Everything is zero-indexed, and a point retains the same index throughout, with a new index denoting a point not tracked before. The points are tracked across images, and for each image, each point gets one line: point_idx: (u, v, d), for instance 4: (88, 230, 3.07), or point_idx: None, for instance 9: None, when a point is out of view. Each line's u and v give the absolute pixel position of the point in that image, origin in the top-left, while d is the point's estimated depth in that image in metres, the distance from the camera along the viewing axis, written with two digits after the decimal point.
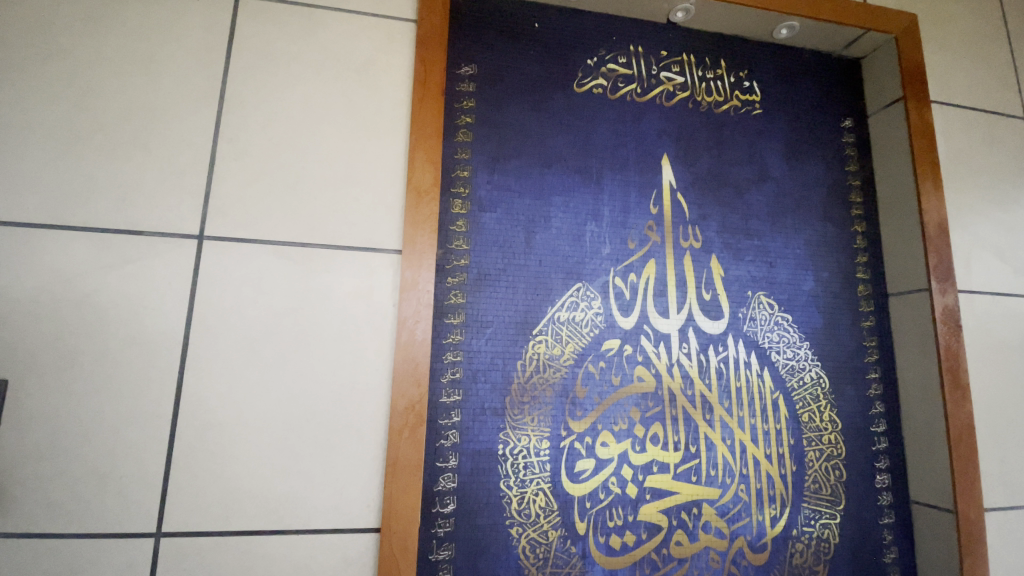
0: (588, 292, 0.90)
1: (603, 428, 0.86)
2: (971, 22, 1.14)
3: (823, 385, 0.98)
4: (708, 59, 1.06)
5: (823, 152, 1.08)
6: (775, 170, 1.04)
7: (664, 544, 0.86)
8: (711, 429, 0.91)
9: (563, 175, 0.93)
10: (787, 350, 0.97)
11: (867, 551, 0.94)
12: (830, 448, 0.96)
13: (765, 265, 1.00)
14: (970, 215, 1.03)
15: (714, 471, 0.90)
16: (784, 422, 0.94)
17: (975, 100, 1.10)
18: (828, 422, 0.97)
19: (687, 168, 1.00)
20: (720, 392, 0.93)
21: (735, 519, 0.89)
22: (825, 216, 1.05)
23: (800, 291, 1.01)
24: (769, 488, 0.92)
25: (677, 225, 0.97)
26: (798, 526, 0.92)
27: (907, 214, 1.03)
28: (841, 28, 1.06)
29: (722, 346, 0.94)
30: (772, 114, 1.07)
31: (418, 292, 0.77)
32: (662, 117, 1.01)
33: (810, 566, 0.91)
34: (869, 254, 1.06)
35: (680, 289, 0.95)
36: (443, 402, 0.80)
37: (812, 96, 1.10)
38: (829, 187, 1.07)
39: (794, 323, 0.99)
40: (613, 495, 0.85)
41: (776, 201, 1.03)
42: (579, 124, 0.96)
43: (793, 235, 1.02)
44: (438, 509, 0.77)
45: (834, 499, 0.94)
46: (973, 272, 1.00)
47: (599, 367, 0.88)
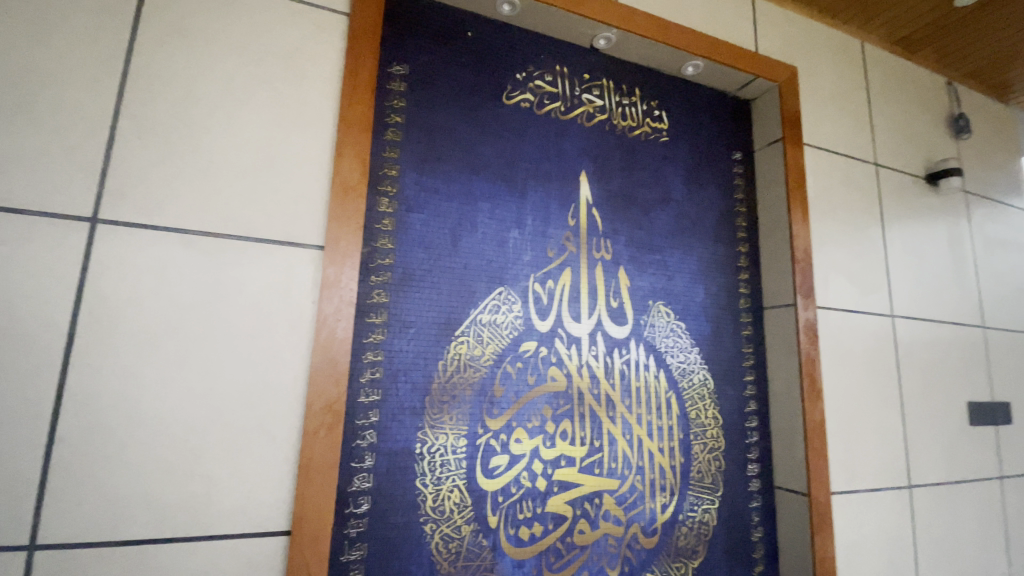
0: (510, 296, 0.94)
1: (517, 425, 0.91)
2: (836, 80, 1.35)
3: (709, 386, 1.11)
4: (625, 86, 1.15)
5: (717, 180, 1.22)
6: (677, 193, 1.16)
7: (568, 533, 0.92)
8: (614, 425, 0.99)
9: (489, 183, 0.96)
10: (680, 354, 1.09)
11: (738, 531, 1.08)
12: (712, 441, 1.09)
13: (665, 278, 1.11)
14: (828, 243, 1.22)
15: (615, 464, 0.98)
16: (676, 419, 1.06)
17: (836, 146, 1.30)
18: (711, 419, 1.10)
19: (603, 185, 1.08)
20: (623, 391, 1.01)
21: (631, 508, 0.98)
22: (716, 237, 1.19)
23: (693, 302, 1.13)
24: (661, 478, 1.02)
25: (592, 237, 1.04)
26: (684, 511, 1.03)
27: (781, 240, 1.19)
28: (736, 72, 1.21)
29: (626, 349, 1.03)
30: (677, 142, 1.19)
31: (340, 290, 0.76)
32: (583, 136, 1.08)
33: (692, 547, 1.02)
34: (750, 272, 1.22)
35: (592, 296, 1.02)
36: (361, 400, 0.79)
37: (710, 130, 1.24)
38: (721, 211, 1.21)
39: (687, 330, 1.11)
40: (524, 488, 0.90)
41: (677, 221, 1.15)
42: (506, 134, 1.00)
43: (690, 252, 1.15)
44: (352, 509, 0.76)
45: (714, 486, 1.07)
46: (828, 291, 1.19)
47: (516, 367, 0.93)
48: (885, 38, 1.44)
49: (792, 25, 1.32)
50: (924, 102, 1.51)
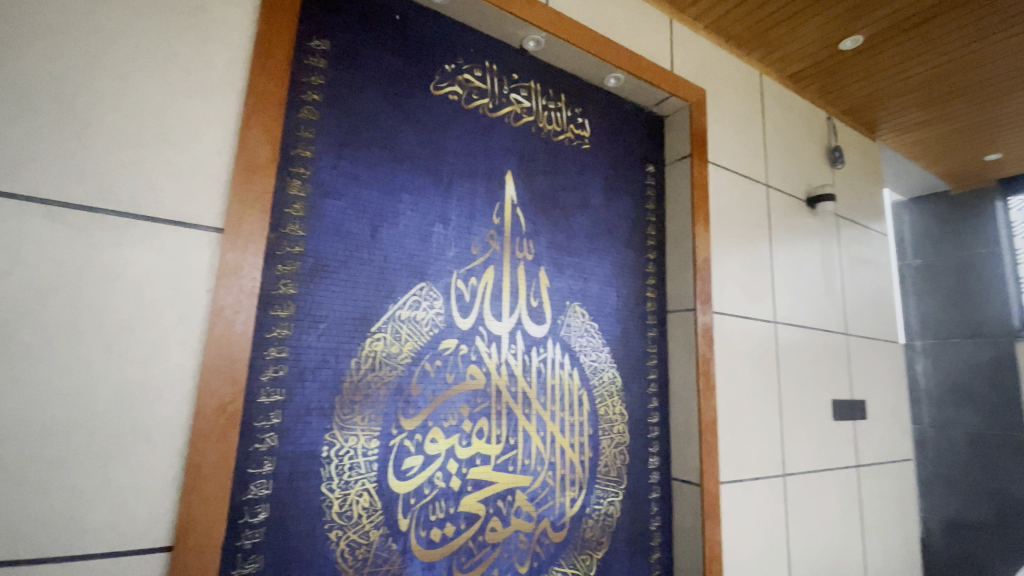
0: (431, 292, 0.92)
1: (433, 425, 0.89)
2: (738, 106, 1.48)
3: (617, 384, 1.16)
4: (551, 90, 1.17)
5: (632, 189, 1.29)
6: (596, 199, 1.21)
7: (480, 531, 0.92)
8: (529, 423, 1.01)
9: (413, 174, 0.93)
10: (593, 353, 1.13)
11: (638, 521, 1.15)
12: (618, 436, 1.14)
13: (582, 280, 1.15)
14: (725, 255, 1.33)
15: (528, 461, 0.99)
16: (587, 415, 1.09)
17: (735, 167, 1.43)
18: (619, 415, 1.15)
19: (527, 186, 1.09)
20: (539, 389, 1.03)
21: (542, 503, 1.00)
22: (629, 244, 1.25)
23: (606, 303, 1.18)
24: (571, 473, 1.05)
25: (515, 237, 1.05)
26: (591, 505, 1.07)
27: (685, 249, 1.28)
28: (653, 88, 1.28)
29: (544, 348, 1.05)
30: (597, 150, 1.24)
31: (241, 278, 0.69)
32: (510, 135, 1.08)
33: (597, 538, 1.07)
34: (657, 277, 1.30)
35: (513, 295, 1.03)
36: (261, 400, 0.73)
37: (628, 140, 1.31)
38: (634, 219, 1.28)
39: (600, 330, 1.16)
40: (437, 489, 0.88)
41: (595, 225, 1.19)
42: (432, 125, 0.97)
43: (605, 256, 1.20)
44: (247, 519, 0.70)
45: (619, 480, 1.13)
46: (723, 299, 1.30)
47: (434, 365, 0.90)
48: (779, 71, 1.60)
49: (704, 51, 1.42)
50: (807, 133, 1.70)
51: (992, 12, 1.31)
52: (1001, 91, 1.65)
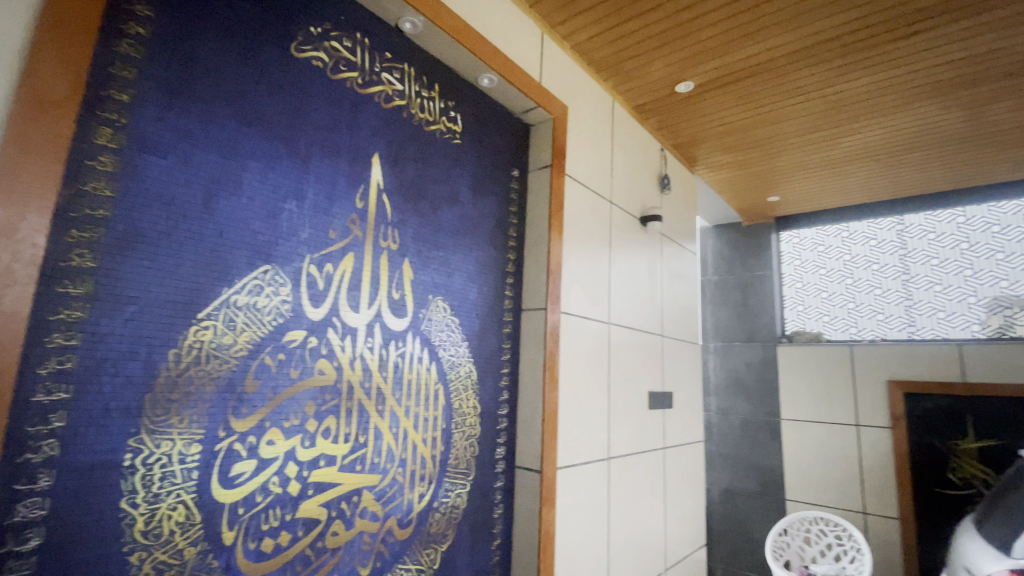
0: (277, 277, 0.82)
1: (271, 425, 0.80)
2: (593, 125, 1.63)
3: (472, 378, 1.19)
4: (425, 78, 1.14)
5: (497, 190, 1.32)
6: (463, 194, 1.21)
7: (319, 537, 0.85)
8: (381, 419, 0.97)
9: (263, 142, 0.82)
10: (451, 348, 1.14)
11: (483, 510, 1.19)
12: (470, 430, 1.17)
13: (445, 274, 1.14)
14: (574, 260, 1.45)
15: (377, 459, 0.96)
16: (441, 410, 1.09)
17: (588, 181, 1.56)
18: (472, 409, 1.18)
19: (394, 172, 1.04)
20: (394, 385, 1.00)
21: (389, 501, 0.97)
22: (491, 242, 1.29)
23: (467, 299, 1.20)
24: (421, 468, 1.04)
25: (379, 224, 1.00)
26: (439, 499, 1.07)
27: (542, 251, 1.36)
28: (521, 95, 1.33)
29: (402, 342, 1.02)
30: (467, 145, 1.24)
31: (15, 246, 0.56)
32: (379, 117, 1.02)
33: (442, 531, 1.07)
34: (515, 276, 1.36)
35: (373, 286, 0.98)
36: (38, 399, 0.58)
37: (496, 141, 1.34)
38: (497, 218, 1.31)
39: (459, 325, 1.17)
40: (272, 496, 0.79)
41: (461, 221, 1.19)
42: (291, 90, 0.87)
43: (468, 252, 1.21)
44: (9, 548, 0.56)
45: (467, 472, 1.15)
46: (570, 300, 1.41)
47: (276, 360, 0.81)
48: (628, 101, 1.80)
49: (568, 69, 1.53)
50: (646, 159, 1.95)
51: (791, 82, 1.64)
52: (785, 145, 2.09)
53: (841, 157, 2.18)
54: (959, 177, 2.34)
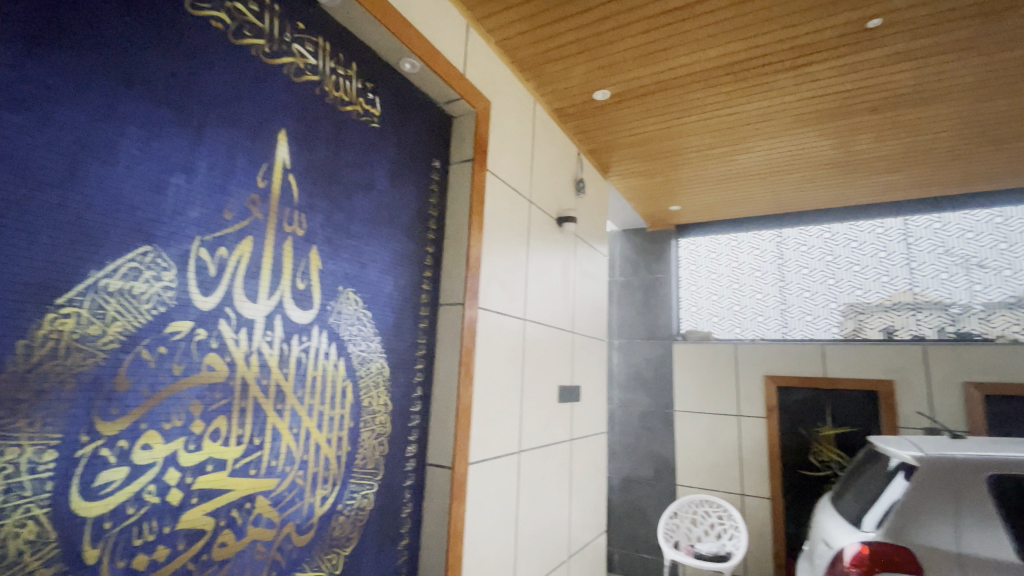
0: (160, 260, 0.73)
1: (147, 427, 0.70)
2: (515, 122, 1.64)
3: (383, 374, 1.14)
4: (341, 55, 1.07)
5: (416, 180, 1.28)
6: (380, 182, 1.15)
7: (204, 550, 0.77)
8: (280, 419, 0.90)
9: (147, 105, 0.72)
10: (362, 343, 1.08)
11: (391, 511, 1.15)
12: (379, 428, 1.12)
13: (357, 265, 1.08)
14: (492, 256, 1.45)
15: (274, 462, 0.88)
16: (348, 408, 1.04)
17: (508, 177, 1.57)
18: (382, 406, 1.13)
19: (303, 153, 0.97)
20: (296, 382, 0.93)
21: (287, 507, 0.90)
22: (409, 234, 1.24)
23: (381, 292, 1.15)
24: (325, 470, 0.98)
25: (284, 208, 0.92)
26: (343, 501, 1.02)
27: (460, 245, 1.34)
28: (444, 85, 1.30)
29: (306, 336, 0.95)
30: (386, 131, 1.19)
31: None
32: (289, 91, 0.94)
33: (346, 535, 1.02)
34: (432, 270, 1.33)
35: (275, 275, 0.90)
36: None
37: (416, 130, 1.30)
38: (415, 209, 1.28)
39: (371, 319, 1.11)
40: (147, 506, 0.70)
41: (376, 209, 1.14)
42: (183, 51, 0.77)
43: (384, 243, 1.16)
44: None
45: (375, 471, 1.10)
46: (487, 296, 1.41)
47: (155, 354, 0.72)
48: (549, 103, 1.84)
49: (493, 64, 1.52)
50: (564, 161, 2.00)
51: (698, 98, 1.76)
52: (690, 158, 2.25)
53: (736, 173, 2.39)
54: (826, 198, 2.68)
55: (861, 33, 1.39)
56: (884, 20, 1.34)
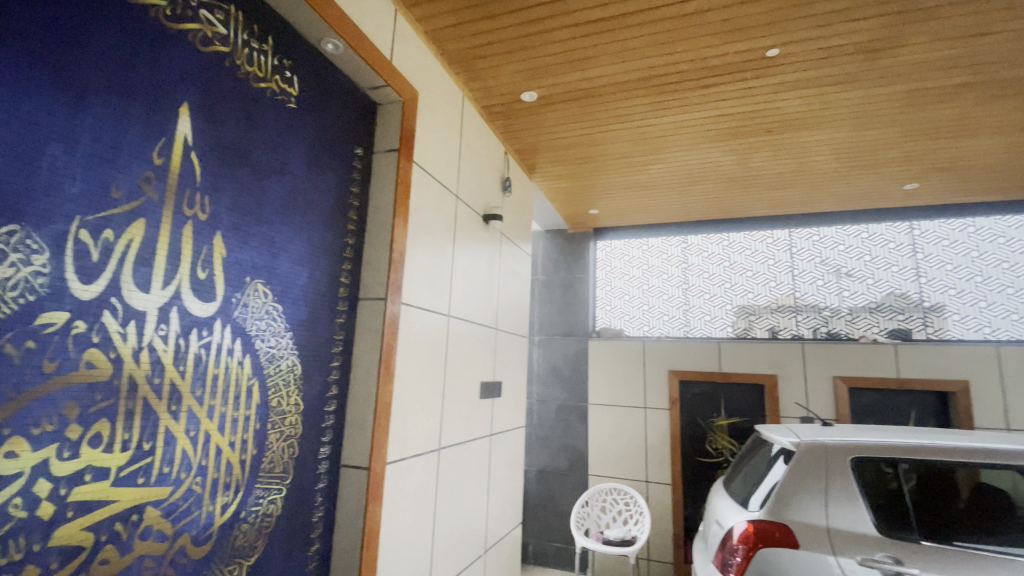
0: (31, 241, 0.64)
1: (10, 433, 0.61)
2: (443, 115, 1.61)
3: (295, 372, 1.08)
4: (256, 27, 1.00)
5: (336, 168, 1.22)
6: (296, 167, 1.09)
7: (81, 570, 0.68)
8: (175, 422, 0.81)
9: (16, 60, 0.62)
10: (271, 339, 1.02)
11: (300, 516, 1.09)
12: (289, 429, 1.06)
13: (268, 254, 1.01)
14: (417, 250, 1.42)
15: (167, 469, 0.80)
16: (254, 409, 0.97)
17: (435, 171, 1.54)
18: (292, 406, 1.07)
19: (209, 130, 0.88)
20: (194, 381, 0.85)
21: (182, 517, 0.82)
22: (327, 224, 1.19)
23: (294, 285, 1.08)
24: (226, 475, 0.91)
25: (184, 189, 0.84)
26: (247, 508, 0.95)
27: (382, 238, 1.30)
28: (369, 71, 1.25)
29: (207, 331, 0.88)
30: (304, 114, 1.12)
31: None
32: (194, 60, 0.86)
33: (250, 544, 0.95)
34: (351, 263, 1.27)
35: (172, 263, 0.82)
36: None
37: (337, 115, 1.24)
38: (335, 198, 1.22)
39: (283, 314, 1.05)
40: (10, 524, 0.61)
41: (291, 196, 1.07)
42: (64, 2, 0.68)
43: (298, 232, 1.09)
44: None
45: (284, 475, 1.04)
46: (410, 291, 1.38)
47: (21, 349, 0.62)
48: (477, 100, 1.84)
49: (422, 53, 1.49)
50: (491, 158, 2.00)
51: (620, 108, 1.85)
52: (611, 164, 2.36)
53: (652, 181, 2.54)
54: (727, 209, 2.94)
55: (763, 60, 1.54)
56: (782, 50, 1.49)
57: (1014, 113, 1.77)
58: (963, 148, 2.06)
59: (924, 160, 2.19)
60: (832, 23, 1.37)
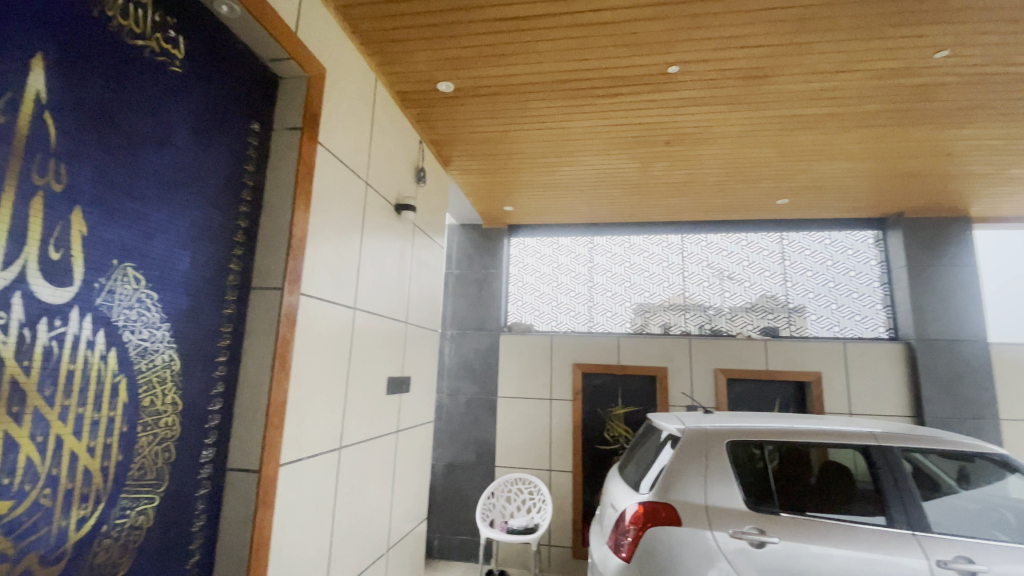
0: None
1: None
2: (354, 97, 1.54)
3: (172, 368, 0.97)
4: None
5: (229, 144, 1.12)
6: (179, 139, 0.97)
7: None
8: (17, 426, 0.70)
9: None
10: (142, 331, 0.90)
11: (177, 526, 0.98)
12: (164, 431, 0.95)
13: (142, 235, 0.89)
14: (320, 237, 1.33)
15: (7, 480, 0.68)
16: (120, 409, 0.86)
17: (343, 154, 1.46)
18: (169, 405, 0.96)
19: (69, 87, 0.76)
20: (43, 378, 0.73)
21: (26, 535, 0.71)
22: (215, 204, 1.08)
23: (173, 270, 0.97)
24: (83, 486, 0.79)
25: (35, 154, 0.72)
26: (110, 521, 0.84)
27: (281, 224, 1.21)
28: (270, 39, 1.16)
29: (61, 321, 0.76)
30: (191, 81, 1.00)
31: None
32: (50, 3, 0.74)
33: (112, 561, 0.84)
34: (243, 250, 1.17)
35: (16, 241, 0.70)
36: None
37: (231, 86, 1.12)
38: (226, 177, 1.11)
39: (158, 302, 0.94)
40: None
41: (172, 170, 0.96)
42: None
43: (180, 211, 0.98)
44: None
45: (157, 482, 0.93)
46: (311, 280, 1.29)
47: None
48: (391, 85, 1.77)
49: (332, 29, 1.41)
50: (405, 146, 1.95)
51: (535, 108, 1.89)
52: (524, 163, 2.40)
53: (562, 182, 2.63)
54: (631, 213, 3.13)
55: (665, 75, 1.66)
56: (681, 68, 1.61)
57: (863, 143, 2.08)
58: (825, 171, 2.38)
59: (794, 179, 2.49)
60: (724, 48, 1.51)
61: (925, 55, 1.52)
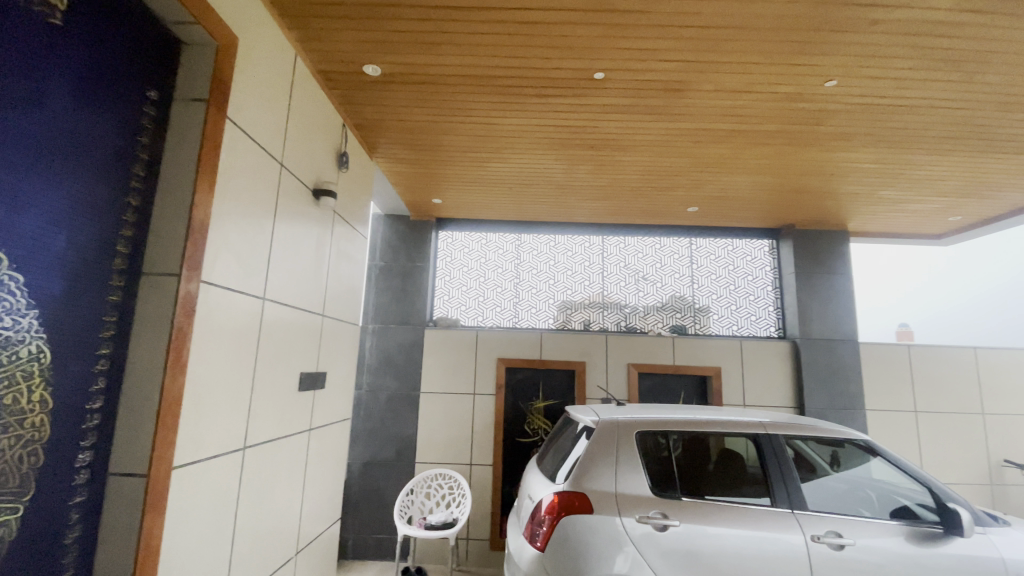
0: None
1: None
2: (270, 72, 1.44)
3: (41, 361, 0.85)
4: None
5: (118, 111, 1.00)
6: (56, 101, 0.85)
7: None
8: None
9: None
10: (5, 318, 0.78)
11: (45, 539, 0.87)
12: (30, 432, 0.83)
13: (7, 207, 0.77)
14: (225, 221, 1.23)
15: None
16: None
17: (255, 133, 1.36)
18: (37, 403, 0.84)
19: None
20: None
21: None
22: (101, 178, 0.96)
23: (46, 250, 0.85)
24: None
25: None
26: None
27: (180, 204, 1.11)
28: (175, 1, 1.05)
29: None
30: (74, 36, 0.89)
31: None
32: None
33: None
34: (133, 231, 1.06)
35: None
36: None
37: (123, 47, 1.01)
38: (114, 149, 0.99)
39: (26, 286, 0.82)
40: None
41: (47, 136, 0.84)
42: None
43: (55, 183, 0.86)
44: None
45: (21, 490, 0.82)
46: (214, 267, 1.19)
47: None
48: (312, 63, 1.68)
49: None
50: (326, 129, 1.85)
51: (465, 101, 1.87)
52: (452, 156, 2.37)
53: (489, 177, 2.63)
54: (556, 213, 3.21)
55: (592, 81, 1.71)
56: (606, 75, 1.68)
57: (762, 159, 2.28)
58: (730, 183, 2.59)
59: (704, 189, 2.68)
60: (648, 59, 1.59)
61: (817, 83, 1.69)
